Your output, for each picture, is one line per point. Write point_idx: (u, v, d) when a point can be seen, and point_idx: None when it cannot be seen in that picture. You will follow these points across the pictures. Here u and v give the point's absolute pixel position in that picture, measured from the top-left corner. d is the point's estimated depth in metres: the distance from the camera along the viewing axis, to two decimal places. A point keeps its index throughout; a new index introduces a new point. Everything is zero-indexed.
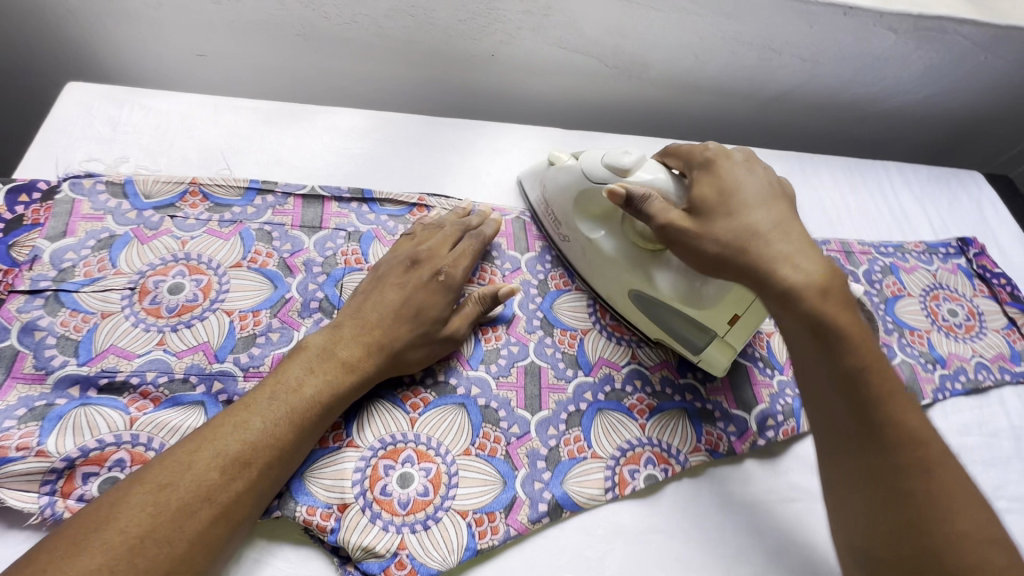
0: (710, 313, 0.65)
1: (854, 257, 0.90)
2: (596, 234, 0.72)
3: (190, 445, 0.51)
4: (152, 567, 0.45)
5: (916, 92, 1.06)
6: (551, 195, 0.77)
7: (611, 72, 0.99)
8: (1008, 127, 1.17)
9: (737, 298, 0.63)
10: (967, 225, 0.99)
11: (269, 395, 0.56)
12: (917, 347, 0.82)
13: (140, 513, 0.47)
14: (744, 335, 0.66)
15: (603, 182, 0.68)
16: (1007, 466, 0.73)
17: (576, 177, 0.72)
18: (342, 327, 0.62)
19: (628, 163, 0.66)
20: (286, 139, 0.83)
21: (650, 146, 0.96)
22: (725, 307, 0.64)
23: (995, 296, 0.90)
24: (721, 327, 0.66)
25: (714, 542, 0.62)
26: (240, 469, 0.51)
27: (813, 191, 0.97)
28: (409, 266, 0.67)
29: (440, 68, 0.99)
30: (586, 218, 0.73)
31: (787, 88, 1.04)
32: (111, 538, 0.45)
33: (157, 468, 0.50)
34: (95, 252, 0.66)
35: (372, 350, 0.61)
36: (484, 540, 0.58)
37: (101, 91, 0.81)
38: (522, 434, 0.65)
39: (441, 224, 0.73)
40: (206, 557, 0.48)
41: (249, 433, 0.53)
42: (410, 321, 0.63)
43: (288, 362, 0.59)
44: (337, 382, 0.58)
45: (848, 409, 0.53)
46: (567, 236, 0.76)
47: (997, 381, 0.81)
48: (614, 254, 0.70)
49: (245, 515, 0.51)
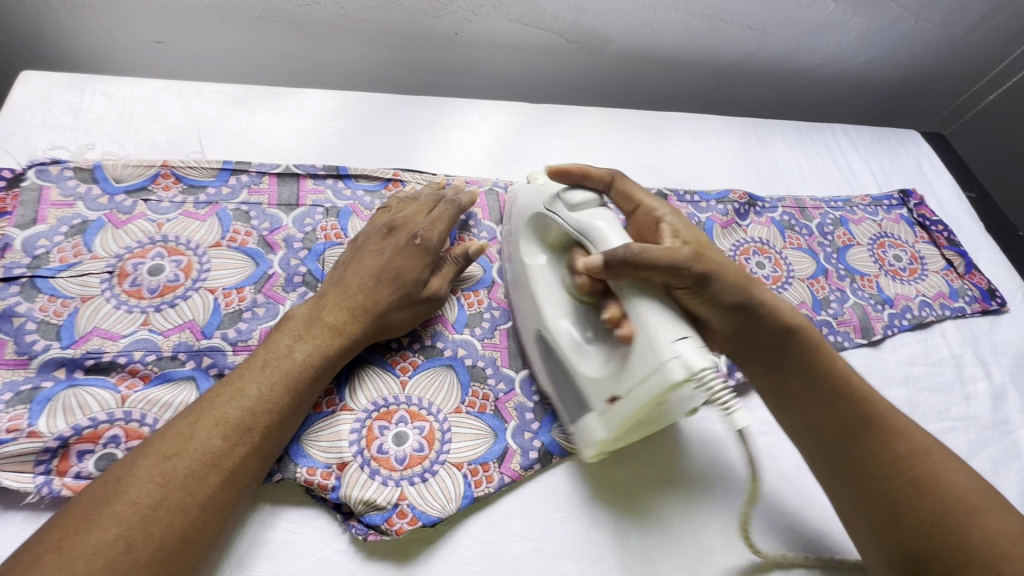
0: (596, 381, 0.57)
1: (808, 212, 0.96)
2: (534, 264, 0.67)
3: (189, 416, 0.52)
4: (168, 534, 0.46)
5: (856, 57, 1.14)
6: (518, 213, 0.71)
7: (572, 46, 1.02)
8: (940, 87, 1.26)
9: (626, 370, 0.53)
10: (907, 179, 1.07)
11: (261, 362, 0.57)
12: (867, 290, 0.88)
13: (149, 484, 0.47)
14: (615, 427, 0.56)
15: (552, 214, 0.64)
16: (948, 390, 0.81)
17: (536, 201, 0.66)
18: (325, 296, 0.64)
19: (576, 202, 0.62)
20: (256, 120, 0.83)
21: (614, 117, 1.00)
22: (611, 380, 0.55)
23: (935, 241, 0.98)
24: (599, 403, 0.57)
25: (695, 476, 0.67)
26: (241, 435, 0.52)
27: (768, 153, 1.03)
28: (387, 233, 0.68)
29: (405, 47, 1.00)
30: (535, 246, 0.68)
31: (739, 57, 1.10)
32: (123, 511, 0.46)
33: (159, 441, 0.50)
34: (69, 238, 0.65)
35: (356, 314, 0.63)
36: (480, 488, 0.61)
37: (57, 78, 0.79)
38: (509, 389, 0.67)
39: (416, 195, 0.74)
40: (217, 520, 0.50)
41: (247, 400, 0.54)
42: (391, 284, 0.65)
43: (276, 332, 0.60)
44: (326, 346, 0.60)
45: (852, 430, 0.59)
46: (515, 260, 0.70)
47: (939, 316, 0.88)
48: (541, 287, 0.65)
49: (252, 478, 0.53)
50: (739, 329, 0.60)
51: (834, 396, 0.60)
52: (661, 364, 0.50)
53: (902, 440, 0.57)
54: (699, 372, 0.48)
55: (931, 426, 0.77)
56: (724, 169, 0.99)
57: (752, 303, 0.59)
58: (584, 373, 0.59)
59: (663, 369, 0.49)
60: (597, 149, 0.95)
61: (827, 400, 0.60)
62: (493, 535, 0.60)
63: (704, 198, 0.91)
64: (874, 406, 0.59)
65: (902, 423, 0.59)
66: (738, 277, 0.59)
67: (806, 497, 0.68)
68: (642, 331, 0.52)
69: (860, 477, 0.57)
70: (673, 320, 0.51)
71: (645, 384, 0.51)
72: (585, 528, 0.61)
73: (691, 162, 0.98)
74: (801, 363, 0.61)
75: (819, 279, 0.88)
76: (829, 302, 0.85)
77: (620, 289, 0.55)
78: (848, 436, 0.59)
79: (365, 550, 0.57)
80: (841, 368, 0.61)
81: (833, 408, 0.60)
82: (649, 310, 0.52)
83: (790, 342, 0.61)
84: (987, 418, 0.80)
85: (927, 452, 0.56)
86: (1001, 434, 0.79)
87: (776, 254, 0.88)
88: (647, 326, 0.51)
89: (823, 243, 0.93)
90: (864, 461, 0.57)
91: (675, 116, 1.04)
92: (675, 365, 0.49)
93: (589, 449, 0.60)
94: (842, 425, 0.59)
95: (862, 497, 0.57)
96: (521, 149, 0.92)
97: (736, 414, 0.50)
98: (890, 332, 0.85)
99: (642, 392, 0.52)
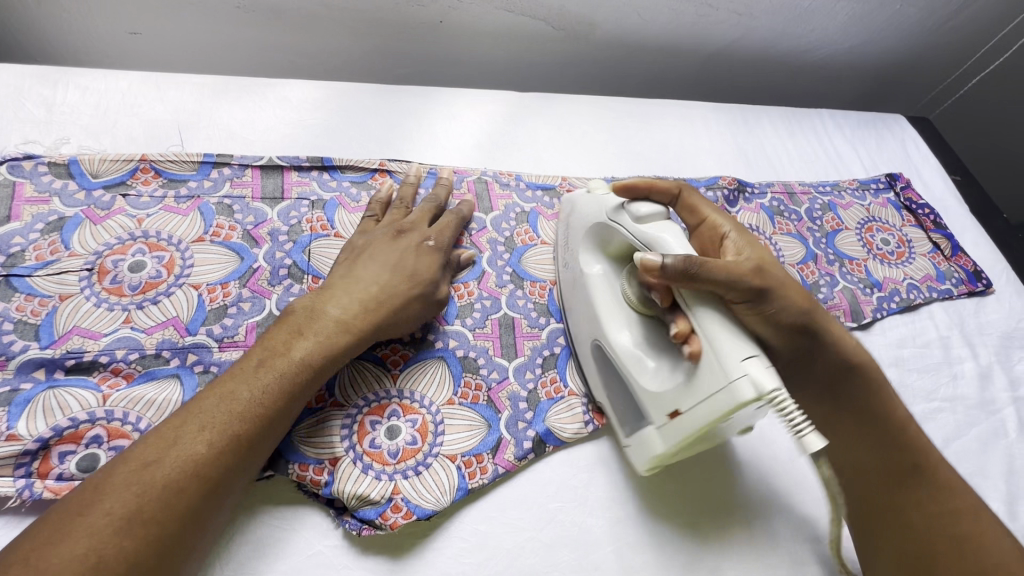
0: (656, 396, 0.57)
1: (796, 197, 0.96)
2: (591, 273, 0.66)
3: (175, 421, 0.50)
4: (140, 548, 0.44)
5: (843, 42, 1.14)
6: (575, 219, 0.70)
7: (558, 33, 1.01)
8: (926, 70, 1.26)
9: (692, 387, 0.53)
10: (894, 163, 1.08)
11: (255, 363, 0.55)
12: (856, 274, 0.89)
13: (125, 493, 0.45)
14: (673, 441, 0.56)
15: (616, 221, 0.62)
16: (936, 371, 0.82)
17: (597, 210, 0.65)
18: (330, 289, 0.62)
19: (644, 212, 0.59)
20: (237, 112, 0.81)
21: (601, 105, 0.99)
22: (674, 395, 0.55)
23: (921, 224, 0.99)
24: (660, 416, 0.57)
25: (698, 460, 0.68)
26: (228, 441, 0.50)
27: (756, 139, 1.03)
28: (397, 236, 0.68)
29: (389, 37, 0.98)
30: (595, 254, 0.67)
31: (727, 43, 1.09)
32: (95, 522, 0.43)
33: (142, 447, 0.48)
34: (45, 235, 0.63)
35: (370, 308, 0.61)
36: (475, 479, 0.60)
37: (26, 70, 0.76)
38: (502, 379, 0.67)
39: (408, 203, 0.73)
40: (196, 530, 0.48)
41: (237, 404, 0.52)
42: (407, 280, 0.64)
43: (275, 328, 0.58)
44: (330, 344, 0.58)
45: (900, 464, 0.60)
46: (571, 268, 0.70)
47: (926, 298, 0.89)
48: (601, 296, 0.64)
49: (236, 486, 0.51)
50: (799, 350, 0.60)
51: (889, 441, 0.61)
52: (730, 383, 0.49)
53: (950, 497, 0.58)
54: (768, 394, 0.47)
55: (919, 407, 0.78)
56: (713, 155, 0.98)
57: (816, 330, 0.60)
58: (643, 389, 0.59)
59: (732, 388, 0.48)
60: (586, 137, 0.94)
61: (880, 446, 0.61)
62: (488, 525, 0.59)
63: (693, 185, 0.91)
64: (926, 459, 0.60)
65: (950, 480, 0.59)
66: (800, 298, 0.58)
67: (799, 481, 0.68)
68: (711, 347, 0.51)
69: (896, 524, 0.58)
70: (741, 338, 0.50)
71: (711, 402, 0.50)
72: (581, 517, 0.61)
73: (681, 149, 0.97)
74: (863, 405, 0.62)
75: (810, 264, 0.88)
76: (819, 286, 0.86)
77: (686, 305, 0.53)
78: (895, 475, 0.60)
79: (359, 544, 0.57)
80: (901, 414, 0.62)
81: (886, 455, 0.61)
82: (716, 327, 0.51)
83: (849, 377, 0.63)
84: (974, 397, 0.81)
85: (975, 513, 0.57)
86: (987, 413, 0.80)
87: (766, 240, 0.88)
88: (717, 342, 0.50)
89: (812, 228, 0.93)
90: (906, 510, 0.58)
91: (664, 102, 1.03)
92: (745, 384, 0.48)
93: (645, 461, 0.60)
94: (891, 470, 0.60)
95: (892, 538, 0.58)
96: (509, 139, 0.91)
97: (809, 437, 0.46)
98: (879, 315, 0.85)
99: (707, 410, 0.51)
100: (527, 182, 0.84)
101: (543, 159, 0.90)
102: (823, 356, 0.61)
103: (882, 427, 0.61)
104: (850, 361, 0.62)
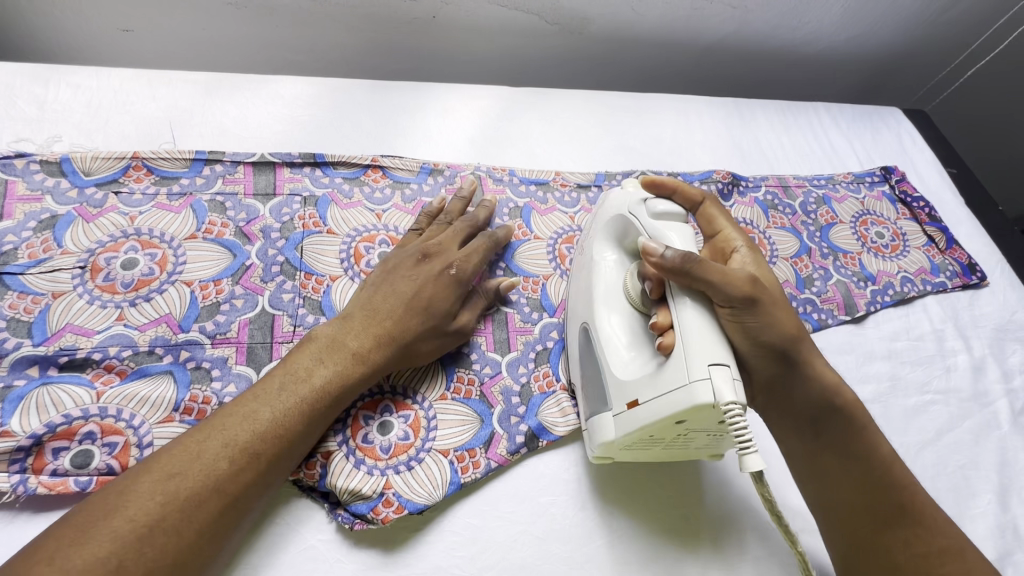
0: (620, 383, 0.56)
1: (791, 190, 0.96)
2: (602, 260, 0.65)
3: (199, 434, 0.50)
4: (159, 558, 0.44)
5: (840, 34, 1.13)
6: (600, 212, 0.68)
7: (552, 28, 1.01)
8: (922, 63, 1.26)
9: (655, 379, 0.52)
10: (890, 156, 1.08)
11: (279, 384, 0.55)
12: (850, 267, 0.89)
13: (149, 502, 0.46)
14: (624, 430, 0.55)
15: (635, 217, 0.61)
16: (929, 364, 0.82)
17: (622, 203, 0.64)
18: (352, 318, 0.61)
19: (660, 211, 0.59)
20: (229, 109, 0.81)
21: (595, 100, 0.98)
22: (638, 385, 0.54)
23: (916, 217, 0.99)
24: (618, 404, 0.56)
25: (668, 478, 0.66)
26: (249, 460, 0.50)
27: (751, 132, 1.03)
28: (421, 261, 0.66)
29: (382, 33, 0.98)
30: (608, 243, 0.66)
31: (722, 36, 1.09)
32: (119, 527, 0.44)
33: (166, 457, 0.48)
34: (38, 233, 0.64)
35: (383, 341, 0.60)
36: (467, 474, 0.60)
37: (17, 69, 0.76)
38: (494, 373, 0.67)
39: (448, 221, 0.72)
40: (211, 547, 0.48)
41: (259, 424, 0.52)
42: (422, 313, 0.62)
43: (298, 352, 0.58)
44: (347, 374, 0.57)
45: (885, 501, 0.58)
46: (583, 254, 0.68)
47: (920, 291, 0.89)
48: (601, 283, 0.63)
49: (252, 506, 0.51)
50: (781, 378, 0.59)
51: (873, 481, 0.59)
52: (691, 383, 0.48)
53: (936, 536, 0.57)
54: (725, 405, 0.47)
55: (912, 399, 0.78)
56: (707, 149, 0.98)
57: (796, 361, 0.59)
58: (610, 376, 0.58)
59: (692, 388, 0.48)
60: (579, 132, 0.94)
61: (862, 484, 0.59)
62: (481, 519, 0.60)
63: (687, 179, 0.91)
64: (911, 498, 0.59)
65: (935, 519, 0.58)
66: (789, 326, 0.58)
67: (791, 474, 0.68)
68: (684, 345, 0.50)
69: (880, 564, 0.56)
70: (716, 343, 0.50)
71: (669, 398, 0.50)
72: (573, 510, 0.62)
73: (675, 143, 0.97)
74: (845, 442, 0.60)
75: (803, 258, 0.88)
76: (813, 280, 0.86)
77: (674, 298, 0.53)
78: (881, 517, 0.58)
79: (352, 537, 0.57)
80: (887, 450, 0.60)
81: (869, 494, 0.58)
82: (699, 327, 0.51)
83: (832, 414, 0.61)
84: (968, 390, 0.81)
85: (959, 554, 0.56)
86: (981, 406, 0.80)
87: (759, 234, 0.88)
88: (692, 339, 0.50)
89: (806, 221, 0.93)
90: (892, 549, 0.57)
91: (658, 96, 1.03)
92: (705, 388, 0.48)
93: (598, 446, 0.59)
94: (874, 509, 0.58)
95: (874, 575, 0.56)
96: (502, 134, 0.91)
97: (751, 456, 0.47)
98: (872, 308, 0.86)
99: (661, 405, 0.50)
100: (521, 177, 0.84)
101: (536, 154, 0.90)
102: (803, 390, 0.60)
103: (863, 465, 0.59)
104: (831, 400, 0.60)
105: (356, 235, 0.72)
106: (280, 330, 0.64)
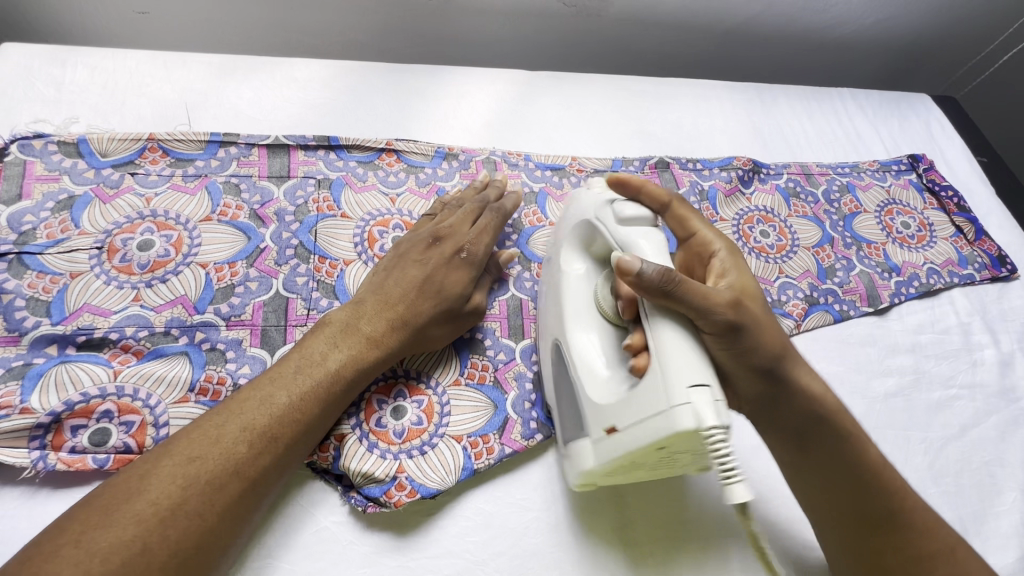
0: (597, 407, 0.52)
1: (813, 178, 0.93)
2: (571, 271, 0.62)
3: (217, 418, 0.50)
4: (184, 539, 0.44)
5: (868, 16, 1.10)
6: (564, 216, 0.65)
7: (569, 10, 0.99)
8: (953, 46, 1.22)
9: (633, 401, 0.48)
10: (917, 143, 1.04)
11: (294, 367, 0.55)
12: (873, 258, 0.87)
13: (170, 485, 0.45)
14: (605, 459, 0.51)
15: (602, 223, 0.57)
16: (955, 358, 0.80)
17: (590, 207, 0.59)
18: (364, 302, 0.61)
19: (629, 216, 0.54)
20: (244, 92, 0.81)
21: (613, 85, 0.96)
22: (614, 408, 0.50)
23: (944, 207, 0.96)
24: (596, 430, 0.52)
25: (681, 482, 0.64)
26: (267, 443, 0.50)
27: (773, 119, 1.00)
28: (433, 244, 0.65)
29: (396, 14, 0.97)
30: (575, 252, 0.62)
31: (746, 18, 1.06)
32: (142, 511, 0.44)
33: (185, 441, 0.48)
34: (55, 214, 0.64)
35: (395, 325, 0.60)
36: (480, 460, 0.60)
37: (36, 50, 0.76)
38: (508, 359, 0.67)
39: (460, 204, 0.71)
40: (235, 527, 0.48)
41: (275, 408, 0.52)
42: (434, 297, 0.62)
43: (311, 337, 0.58)
44: (361, 356, 0.57)
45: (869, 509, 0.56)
46: (550, 265, 0.65)
47: (948, 283, 0.86)
48: (570, 294, 0.60)
49: (271, 489, 0.51)
50: (765, 395, 0.55)
51: (865, 492, 0.56)
52: (671, 409, 0.44)
53: (930, 539, 0.55)
54: (708, 429, 0.43)
55: (936, 394, 0.76)
56: (727, 134, 0.96)
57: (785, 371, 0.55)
58: (587, 401, 0.54)
59: (672, 414, 0.44)
60: (597, 117, 0.92)
61: (854, 492, 0.56)
62: (494, 505, 0.59)
63: (707, 166, 0.88)
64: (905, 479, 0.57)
65: (933, 521, 0.56)
66: (771, 343, 0.53)
67: None
68: (658, 365, 0.46)
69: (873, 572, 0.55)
70: (696, 362, 0.45)
71: (648, 424, 0.46)
72: (587, 497, 0.61)
73: (695, 129, 0.95)
74: (834, 454, 0.56)
75: (825, 248, 0.86)
76: (835, 270, 0.84)
77: (648, 319, 0.48)
78: (871, 526, 0.55)
79: (364, 521, 0.57)
80: (875, 455, 0.57)
81: (861, 504, 0.56)
82: (676, 347, 0.46)
83: (822, 427, 0.56)
84: (994, 385, 0.79)
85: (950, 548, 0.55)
86: (1008, 402, 0.78)
87: (780, 223, 0.86)
88: (670, 360, 0.45)
89: (829, 210, 0.90)
90: (882, 555, 0.55)
91: (677, 81, 1.00)
92: (686, 412, 0.43)
93: (580, 477, 0.55)
94: (863, 517, 0.56)
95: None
96: (519, 118, 0.89)
97: (736, 487, 0.42)
98: (897, 300, 0.83)
99: (644, 431, 0.46)
100: (536, 161, 0.83)
101: (552, 138, 0.88)
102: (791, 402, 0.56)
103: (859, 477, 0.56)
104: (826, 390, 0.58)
105: (370, 219, 0.72)
106: (294, 314, 0.64)
